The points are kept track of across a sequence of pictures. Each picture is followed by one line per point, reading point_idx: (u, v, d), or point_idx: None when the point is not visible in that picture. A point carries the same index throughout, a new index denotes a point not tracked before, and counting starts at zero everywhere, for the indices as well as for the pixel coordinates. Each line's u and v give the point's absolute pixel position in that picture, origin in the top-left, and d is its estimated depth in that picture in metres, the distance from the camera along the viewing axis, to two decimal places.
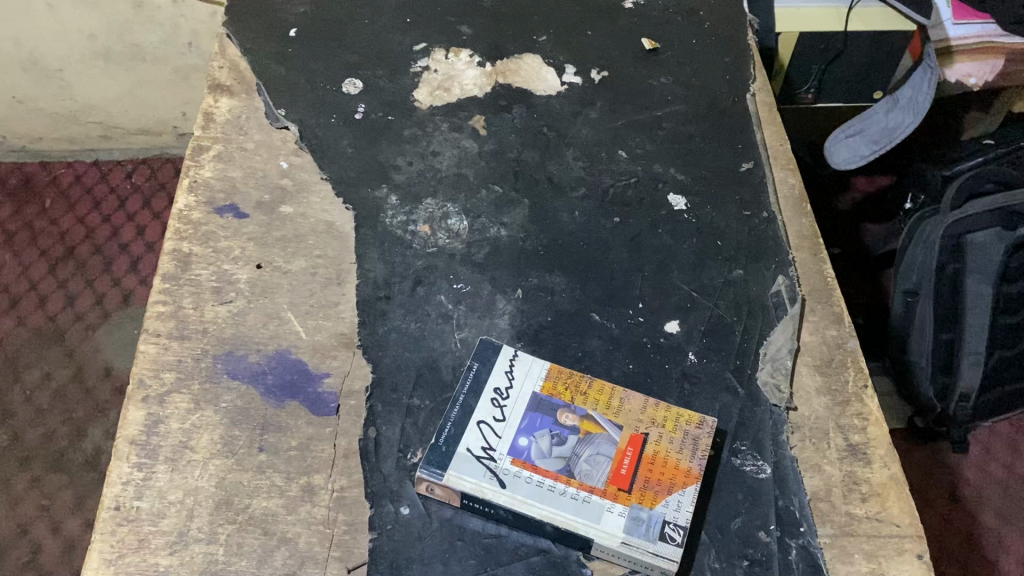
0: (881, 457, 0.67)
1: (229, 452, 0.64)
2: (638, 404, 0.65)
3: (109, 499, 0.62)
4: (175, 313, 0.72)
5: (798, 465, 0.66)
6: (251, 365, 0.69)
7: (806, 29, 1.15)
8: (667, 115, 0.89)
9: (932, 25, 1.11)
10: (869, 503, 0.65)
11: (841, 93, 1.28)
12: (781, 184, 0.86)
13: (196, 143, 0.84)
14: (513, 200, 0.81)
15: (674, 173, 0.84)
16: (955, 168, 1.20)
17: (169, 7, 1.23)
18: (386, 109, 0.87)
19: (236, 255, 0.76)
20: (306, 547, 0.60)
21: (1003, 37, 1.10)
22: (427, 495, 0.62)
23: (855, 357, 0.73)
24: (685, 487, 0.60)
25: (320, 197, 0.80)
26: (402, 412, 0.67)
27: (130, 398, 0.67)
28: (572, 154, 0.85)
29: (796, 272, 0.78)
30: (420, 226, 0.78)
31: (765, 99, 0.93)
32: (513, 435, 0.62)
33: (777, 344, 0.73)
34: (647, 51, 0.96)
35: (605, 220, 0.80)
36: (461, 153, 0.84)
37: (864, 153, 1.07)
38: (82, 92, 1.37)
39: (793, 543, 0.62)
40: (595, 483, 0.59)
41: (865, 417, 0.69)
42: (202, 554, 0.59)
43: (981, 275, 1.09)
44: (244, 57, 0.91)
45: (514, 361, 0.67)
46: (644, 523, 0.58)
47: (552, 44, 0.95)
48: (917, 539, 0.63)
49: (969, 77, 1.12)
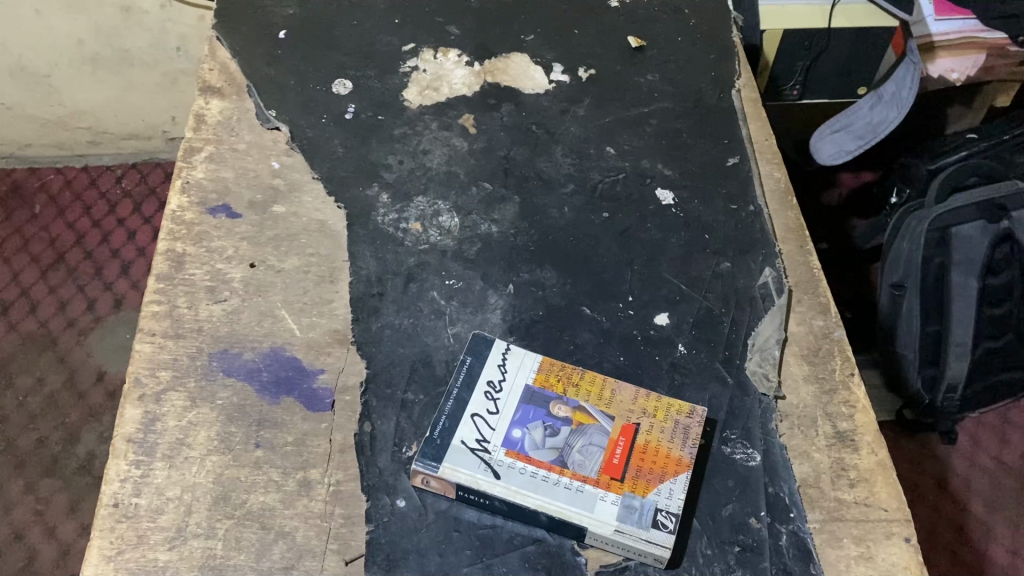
0: (869, 444, 0.68)
1: (226, 449, 0.65)
2: (630, 394, 0.66)
3: (107, 496, 0.62)
4: (169, 312, 0.72)
5: (787, 453, 0.68)
6: (246, 362, 0.69)
7: (788, 26, 1.16)
8: (653, 111, 0.91)
9: (914, 22, 1.13)
10: (858, 489, 0.66)
11: (825, 90, 1.30)
12: (767, 177, 0.87)
13: (187, 144, 0.84)
14: (503, 197, 0.82)
15: (662, 169, 0.86)
16: (939, 163, 1.24)
17: (156, 11, 1.24)
18: (376, 109, 0.88)
19: (230, 254, 0.76)
20: (303, 540, 0.61)
21: (982, 33, 1.13)
22: (423, 488, 0.63)
23: (842, 346, 0.75)
24: (677, 475, 0.61)
25: (311, 196, 0.80)
26: (397, 407, 0.67)
27: (126, 396, 0.67)
28: (561, 151, 0.86)
29: (783, 264, 0.79)
30: (413, 223, 0.79)
31: (751, 95, 0.94)
32: (507, 426, 0.63)
33: (765, 334, 0.74)
34: (634, 49, 0.97)
35: (594, 216, 0.81)
36: (451, 151, 0.85)
37: (850, 148, 1.09)
38: (71, 97, 1.37)
39: (783, 528, 0.63)
40: (587, 472, 0.60)
41: (853, 405, 0.71)
42: (200, 549, 0.60)
43: (967, 267, 1.11)
44: (234, 59, 0.91)
45: (506, 355, 0.68)
46: (637, 511, 0.59)
47: (539, 43, 0.96)
48: (904, 522, 0.64)
49: (952, 72, 1.16)
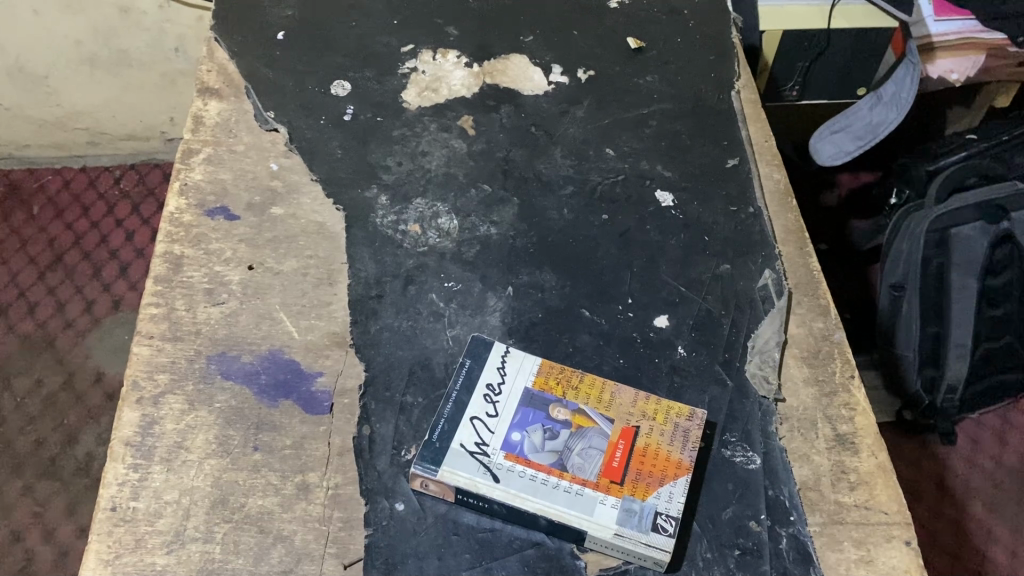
0: (869, 446, 0.68)
1: (224, 452, 0.64)
2: (630, 397, 0.66)
3: (105, 500, 0.62)
4: (167, 315, 0.72)
5: (787, 455, 0.67)
6: (244, 365, 0.69)
7: (787, 27, 1.16)
8: (653, 113, 0.91)
9: (914, 23, 1.13)
10: (858, 492, 0.66)
11: (824, 90, 1.30)
12: (766, 179, 0.87)
13: (185, 146, 0.84)
14: (502, 199, 0.82)
15: (662, 170, 0.85)
16: (939, 164, 1.24)
17: (154, 12, 1.24)
18: (374, 110, 0.88)
19: (228, 257, 0.76)
20: (302, 544, 0.61)
21: (982, 34, 1.13)
22: (421, 491, 0.63)
23: (842, 348, 0.75)
24: (677, 478, 0.61)
25: (310, 198, 0.80)
26: (395, 410, 0.67)
27: (124, 399, 0.67)
28: (560, 152, 0.86)
29: (782, 266, 0.79)
30: (411, 225, 0.79)
31: (751, 96, 0.94)
32: (506, 430, 0.62)
33: (765, 336, 0.74)
34: (633, 50, 0.97)
35: (593, 218, 0.81)
36: (450, 153, 0.85)
37: (849, 149, 1.08)
38: (69, 97, 1.36)
39: (783, 532, 0.63)
40: (587, 475, 0.60)
41: (852, 408, 0.71)
42: (198, 553, 0.60)
43: (966, 268, 1.11)
44: (232, 60, 0.91)
45: (505, 358, 0.67)
46: (637, 514, 0.59)
47: (538, 44, 0.96)
48: (904, 525, 0.64)
49: (951, 73, 1.16)
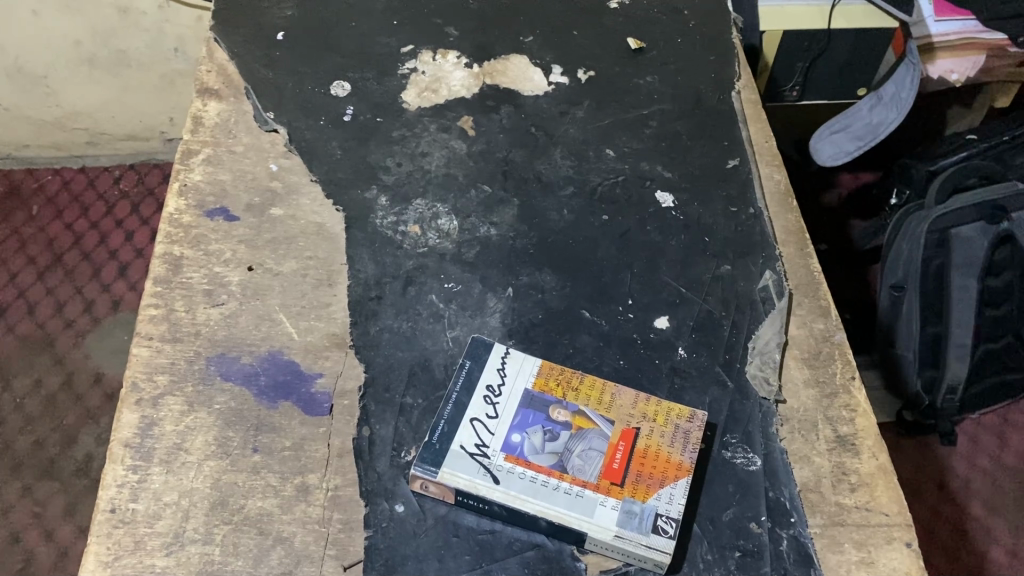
0: (869, 448, 0.68)
1: (223, 454, 0.64)
2: (630, 399, 0.65)
3: (104, 501, 0.62)
4: (166, 316, 0.72)
5: (787, 457, 0.67)
6: (244, 366, 0.69)
7: (788, 27, 1.16)
8: (653, 113, 0.90)
9: (914, 23, 1.13)
10: (858, 493, 0.66)
11: (825, 90, 1.30)
12: (767, 179, 0.87)
13: (185, 146, 0.84)
14: (503, 199, 0.82)
15: (662, 171, 0.85)
16: (939, 164, 1.23)
17: (153, 12, 1.23)
18: (374, 111, 0.88)
19: (227, 257, 0.76)
20: (302, 546, 0.60)
21: (983, 34, 1.13)
22: (421, 493, 0.63)
23: (842, 349, 0.74)
24: (677, 480, 0.61)
25: (309, 199, 0.80)
26: (395, 411, 0.67)
27: (123, 401, 0.67)
28: (560, 153, 0.86)
29: (782, 266, 0.79)
30: (411, 226, 0.79)
31: (751, 97, 0.94)
32: (506, 431, 0.62)
33: (765, 338, 0.74)
34: (633, 50, 0.97)
35: (593, 218, 0.81)
36: (450, 154, 0.85)
37: (849, 149, 1.08)
38: (68, 98, 1.36)
39: (783, 533, 0.63)
40: (587, 477, 0.60)
41: (853, 409, 0.70)
42: (198, 555, 0.60)
43: (967, 269, 1.11)
44: (232, 60, 0.91)
45: (505, 359, 0.67)
46: (637, 516, 0.58)
47: (538, 44, 0.96)
48: (905, 527, 0.64)
49: (951, 73, 1.15)
